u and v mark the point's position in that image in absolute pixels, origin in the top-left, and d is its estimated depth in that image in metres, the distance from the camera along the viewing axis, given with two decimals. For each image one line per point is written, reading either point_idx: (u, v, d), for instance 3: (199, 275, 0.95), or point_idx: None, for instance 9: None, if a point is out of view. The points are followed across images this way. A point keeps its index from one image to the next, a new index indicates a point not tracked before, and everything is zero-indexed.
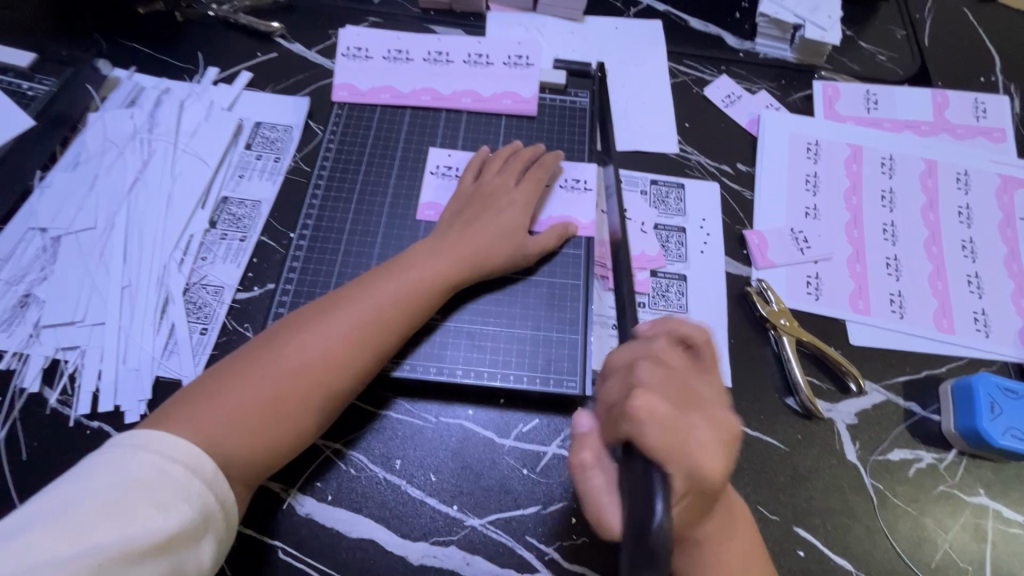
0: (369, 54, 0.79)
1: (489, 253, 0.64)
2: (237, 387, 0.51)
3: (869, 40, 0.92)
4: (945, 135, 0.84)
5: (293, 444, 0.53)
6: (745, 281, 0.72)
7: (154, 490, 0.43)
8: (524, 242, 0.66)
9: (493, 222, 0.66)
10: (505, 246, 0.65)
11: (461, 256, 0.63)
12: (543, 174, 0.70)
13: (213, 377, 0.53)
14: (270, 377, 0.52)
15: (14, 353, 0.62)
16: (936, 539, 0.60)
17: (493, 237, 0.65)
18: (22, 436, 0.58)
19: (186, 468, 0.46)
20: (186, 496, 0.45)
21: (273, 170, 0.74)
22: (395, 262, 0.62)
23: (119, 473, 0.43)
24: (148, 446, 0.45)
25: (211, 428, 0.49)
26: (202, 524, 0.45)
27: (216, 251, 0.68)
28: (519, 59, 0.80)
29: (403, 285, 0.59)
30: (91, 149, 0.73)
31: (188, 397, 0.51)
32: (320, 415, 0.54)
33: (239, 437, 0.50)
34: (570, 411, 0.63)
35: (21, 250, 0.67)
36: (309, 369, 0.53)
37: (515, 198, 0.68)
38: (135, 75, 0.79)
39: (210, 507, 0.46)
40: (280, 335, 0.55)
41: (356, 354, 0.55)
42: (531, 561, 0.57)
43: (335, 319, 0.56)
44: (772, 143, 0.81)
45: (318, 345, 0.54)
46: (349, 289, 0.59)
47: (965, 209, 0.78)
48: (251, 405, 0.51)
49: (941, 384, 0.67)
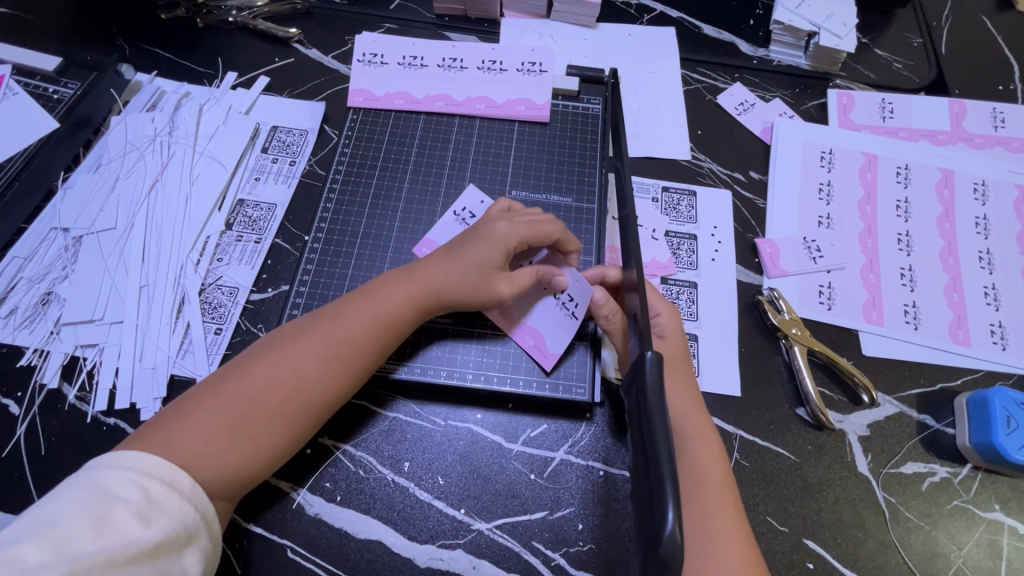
0: (385, 60, 0.80)
1: (454, 287, 0.60)
2: (207, 404, 0.52)
3: (885, 48, 0.91)
4: (962, 144, 0.83)
5: (265, 463, 0.53)
6: (756, 290, 0.72)
7: (135, 503, 0.44)
8: (488, 288, 0.60)
9: (469, 255, 0.61)
10: (477, 284, 0.60)
11: (431, 282, 0.60)
12: (544, 221, 0.64)
13: (190, 397, 0.53)
14: (240, 395, 0.52)
15: (36, 350, 0.63)
16: (949, 555, 0.60)
17: (461, 271, 0.60)
18: (41, 430, 0.60)
19: (164, 482, 0.46)
20: (165, 509, 0.46)
21: (288, 173, 0.75)
22: (373, 283, 0.61)
23: (100, 488, 0.44)
24: (125, 464, 0.46)
25: (186, 446, 0.49)
26: (183, 534, 0.46)
27: (232, 253, 0.69)
28: (533, 66, 0.81)
29: (381, 304, 0.59)
30: (112, 151, 0.75)
31: (164, 415, 0.51)
32: (294, 433, 0.54)
33: (212, 454, 0.50)
34: (579, 417, 0.63)
35: (44, 249, 0.69)
36: (277, 387, 0.53)
37: (499, 232, 0.62)
38: (157, 80, 0.81)
39: (190, 518, 0.47)
40: (256, 355, 0.55)
41: (327, 375, 0.55)
42: (537, 566, 0.57)
43: (310, 339, 0.56)
44: (785, 151, 0.81)
45: (291, 364, 0.54)
46: (326, 310, 0.59)
47: (982, 219, 0.77)
48: (224, 423, 0.51)
49: (956, 398, 0.66)
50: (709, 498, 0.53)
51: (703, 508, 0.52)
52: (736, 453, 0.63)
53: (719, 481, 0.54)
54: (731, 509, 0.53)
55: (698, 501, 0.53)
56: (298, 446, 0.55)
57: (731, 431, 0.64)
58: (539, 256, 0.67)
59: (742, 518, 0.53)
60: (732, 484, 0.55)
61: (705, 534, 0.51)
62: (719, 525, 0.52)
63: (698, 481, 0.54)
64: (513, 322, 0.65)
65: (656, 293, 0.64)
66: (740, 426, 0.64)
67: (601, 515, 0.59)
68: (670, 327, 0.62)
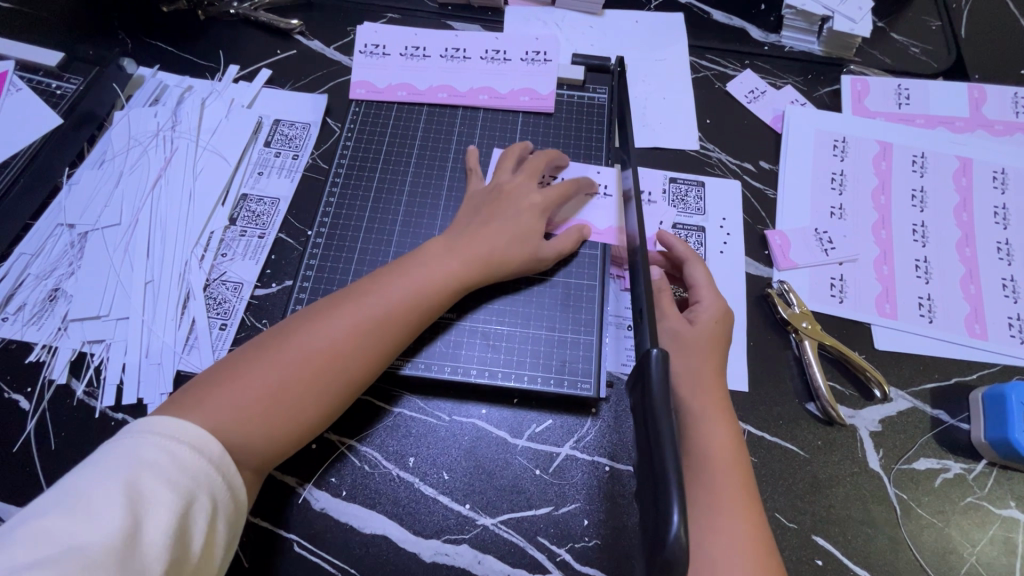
0: (386, 51, 0.79)
1: (499, 260, 0.63)
2: (245, 374, 0.52)
3: (902, 33, 0.89)
4: (981, 132, 0.80)
5: (298, 436, 0.53)
6: (766, 283, 0.71)
7: (163, 470, 0.44)
8: (534, 253, 0.64)
9: (513, 224, 0.64)
10: (522, 251, 0.64)
11: (479, 257, 0.62)
12: (569, 189, 0.68)
13: (225, 363, 0.53)
14: (278, 366, 0.52)
15: (44, 346, 0.64)
16: (962, 552, 0.58)
17: (510, 240, 0.63)
18: (51, 425, 0.60)
19: (194, 449, 0.46)
20: (194, 476, 0.45)
21: (291, 167, 0.75)
22: (407, 260, 0.61)
23: (130, 455, 0.44)
24: (155, 430, 0.46)
25: (220, 412, 0.49)
26: (210, 505, 0.45)
27: (236, 248, 0.69)
28: (537, 55, 0.79)
29: (416, 282, 0.59)
30: (116, 146, 0.75)
31: (199, 383, 0.51)
32: (328, 407, 0.54)
33: (245, 422, 0.50)
34: (584, 412, 0.63)
35: (50, 245, 0.69)
36: (316, 360, 0.53)
37: (532, 200, 0.66)
38: (159, 74, 0.80)
39: (217, 488, 0.46)
40: (292, 325, 0.55)
41: (364, 351, 0.55)
42: (542, 562, 0.57)
43: (347, 312, 0.56)
44: (797, 141, 0.79)
45: (328, 338, 0.54)
46: (361, 284, 0.58)
47: (1001, 209, 0.75)
48: (259, 392, 0.51)
49: (972, 392, 0.65)
50: (712, 474, 0.54)
51: (714, 498, 0.52)
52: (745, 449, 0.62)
53: (730, 460, 0.55)
54: (739, 489, 0.53)
55: (695, 481, 0.53)
56: (329, 420, 0.55)
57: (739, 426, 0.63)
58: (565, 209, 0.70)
59: (753, 497, 0.54)
60: (745, 467, 0.55)
61: (703, 517, 0.52)
62: (717, 500, 0.52)
63: (711, 460, 0.54)
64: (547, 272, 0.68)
65: (707, 279, 0.63)
66: (748, 421, 0.63)
67: (608, 510, 0.58)
68: (705, 315, 0.61)
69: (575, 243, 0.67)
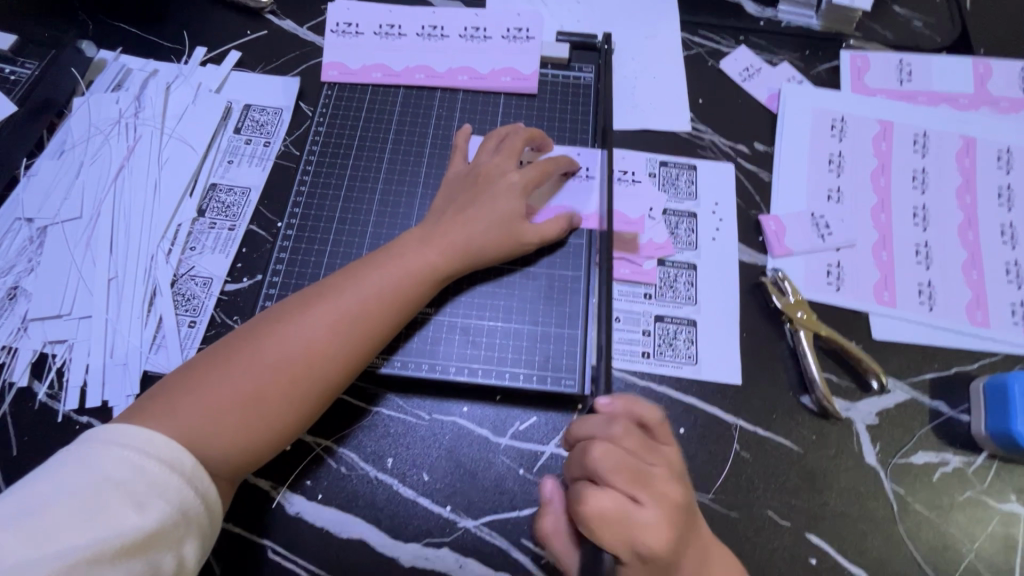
0: (360, 30, 0.75)
1: (482, 246, 0.60)
2: (216, 380, 0.48)
3: (905, 5, 0.84)
4: (986, 109, 0.76)
5: (277, 443, 0.50)
6: (759, 270, 0.68)
7: (128, 487, 0.41)
8: (515, 237, 0.61)
9: (491, 208, 0.61)
10: (503, 237, 0.61)
11: (455, 245, 0.59)
12: (550, 165, 0.65)
13: (192, 367, 0.50)
14: (251, 371, 0.49)
15: (2, 347, 0.61)
16: (960, 549, 0.57)
17: (490, 224, 0.60)
18: (12, 430, 0.58)
19: (163, 463, 0.43)
20: (164, 493, 0.42)
21: (262, 155, 0.71)
22: (384, 251, 0.58)
23: (93, 467, 0.41)
24: (123, 441, 0.43)
25: (191, 422, 0.46)
26: (181, 522, 0.42)
27: (205, 241, 0.66)
28: (519, 32, 0.75)
29: (394, 276, 0.56)
30: (77, 135, 0.71)
31: (167, 390, 0.48)
32: (307, 412, 0.51)
33: (220, 431, 0.47)
34: (570, 409, 0.60)
35: (8, 241, 0.65)
36: (291, 364, 0.50)
37: (511, 181, 0.62)
38: (122, 57, 0.76)
39: (189, 505, 0.43)
40: (263, 326, 0.52)
41: (341, 351, 0.52)
42: (526, 564, 0.55)
43: (321, 311, 0.53)
44: (793, 121, 0.75)
45: (304, 339, 0.51)
46: (335, 279, 0.55)
47: (1006, 189, 0.72)
48: (232, 400, 0.48)
49: (972, 382, 0.63)
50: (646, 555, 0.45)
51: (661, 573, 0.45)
52: (737, 445, 0.60)
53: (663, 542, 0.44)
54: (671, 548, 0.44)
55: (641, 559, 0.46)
56: (308, 426, 0.52)
57: (730, 421, 0.61)
58: (547, 189, 0.67)
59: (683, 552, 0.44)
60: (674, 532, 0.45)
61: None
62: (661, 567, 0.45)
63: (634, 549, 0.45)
64: (532, 258, 0.65)
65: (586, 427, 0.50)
66: (740, 415, 0.61)
67: None
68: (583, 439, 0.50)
69: (564, 230, 0.64)
